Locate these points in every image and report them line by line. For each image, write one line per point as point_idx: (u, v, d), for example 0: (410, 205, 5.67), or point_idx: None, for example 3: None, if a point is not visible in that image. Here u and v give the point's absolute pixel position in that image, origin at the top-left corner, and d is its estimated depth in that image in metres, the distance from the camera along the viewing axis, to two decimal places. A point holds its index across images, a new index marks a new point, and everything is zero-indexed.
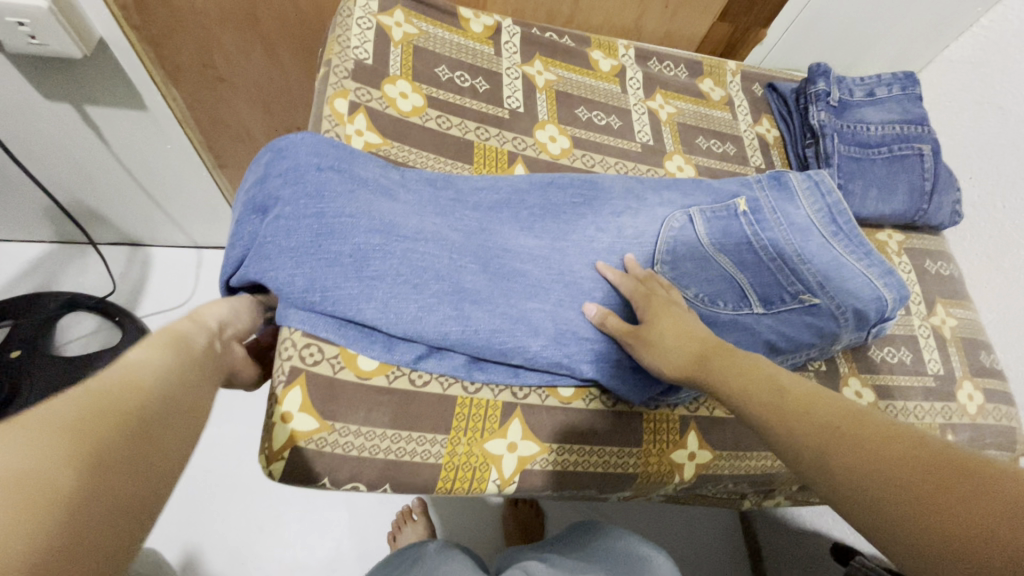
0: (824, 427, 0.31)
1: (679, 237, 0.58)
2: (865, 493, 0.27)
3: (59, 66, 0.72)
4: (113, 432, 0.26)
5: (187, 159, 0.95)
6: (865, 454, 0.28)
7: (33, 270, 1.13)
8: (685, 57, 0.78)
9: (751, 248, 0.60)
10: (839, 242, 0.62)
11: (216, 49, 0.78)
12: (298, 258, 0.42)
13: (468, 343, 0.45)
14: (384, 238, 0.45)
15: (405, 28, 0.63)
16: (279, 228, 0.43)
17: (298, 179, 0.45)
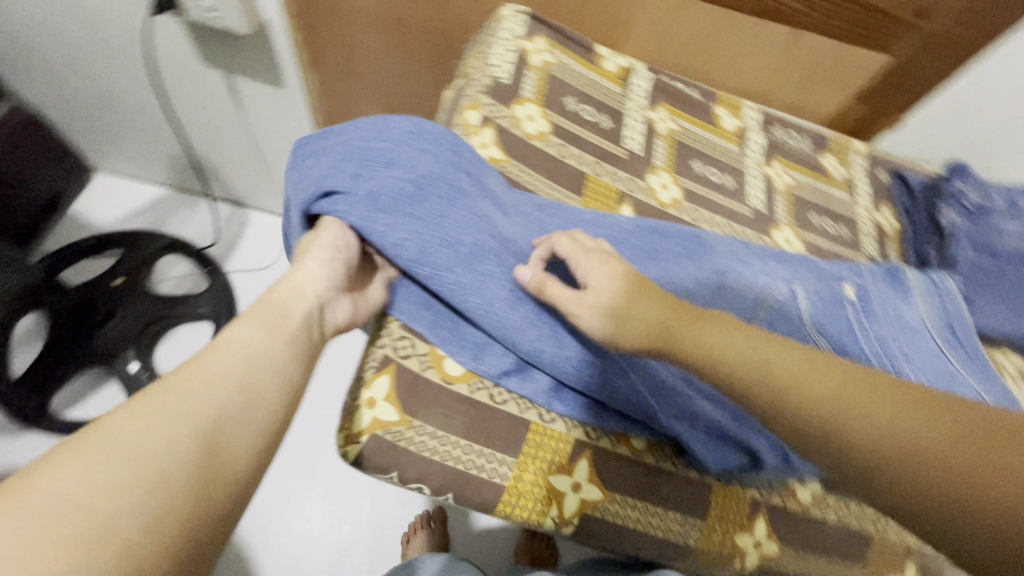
0: (831, 392, 0.30)
1: (782, 309, 0.55)
2: (898, 468, 0.27)
3: (224, 37, 0.79)
4: (186, 437, 0.27)
5: (306, 138, 1.02)
6: (884, 419, 0.28)
7: (147, 209, 1.24)
8: (810, 129, 0.76)
9: (856, 340, 0.56)
10: (949, 350, 0.60)
11: (359, 46, 0.83)
12: (414, 235, 0.43)
13: (559, 362, 0.45)
14: (499, 244, 0.46)
15: (543, 56, 0.65)
16: (401, 199, 0.43)
17: (421, 155, 0.45)
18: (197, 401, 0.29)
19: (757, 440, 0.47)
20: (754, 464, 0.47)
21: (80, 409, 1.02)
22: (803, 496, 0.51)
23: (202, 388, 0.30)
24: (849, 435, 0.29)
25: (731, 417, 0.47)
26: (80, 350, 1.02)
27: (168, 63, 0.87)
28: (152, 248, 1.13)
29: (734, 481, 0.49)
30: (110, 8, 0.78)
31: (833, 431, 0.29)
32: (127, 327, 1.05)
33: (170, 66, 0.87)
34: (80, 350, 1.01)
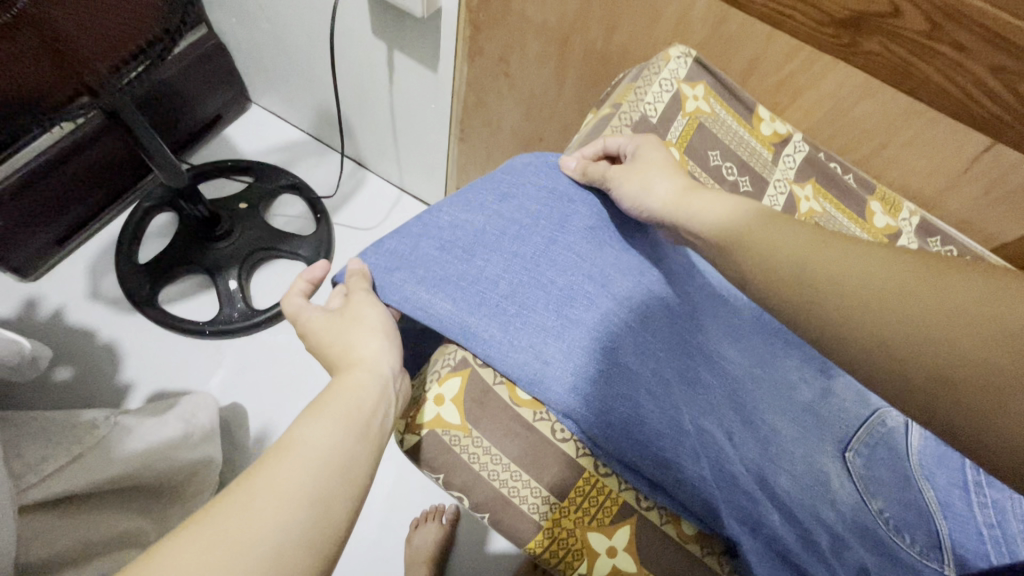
0: (879, 284, 0.35)
1: (886, 435, 0.50)
2: (942, 341, 0.32)
3: (398, 13, 0.84)
4: (292, 487, 0.30)
5: (441, 122, 1.06)
6: (922, 302, 0.34)
7: (287, 149, 1.35)
8: (975, 251, 0.67)
9: (969, 496, 0.48)
10: None
11: (517, 50, 0.84)
12: (494, 277, 0.46)
13: (627, 430, 0.42)
14: (596, 289, 0.46)
15: (699, 104, 0.62)
16: (471, 244, 0.47)
17: (511, 210, 0.49)
18: (303, 458, 0.32)
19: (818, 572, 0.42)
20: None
21: (180, 307, 1.14)
22: None
23: (305, 444, 0.33)
24: (886, 322, 0.34)
25: (792, 537, 0.43)
26: (195, 255, 1.12)
27: (344, 25, 0.94)
28: (277, 184, 1.23)
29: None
30: None
31: (874, 325, 0.34)
32: (238, 248, 1.15)
33: (344, 27, 0.95)
34: (195, 256, 1.12)
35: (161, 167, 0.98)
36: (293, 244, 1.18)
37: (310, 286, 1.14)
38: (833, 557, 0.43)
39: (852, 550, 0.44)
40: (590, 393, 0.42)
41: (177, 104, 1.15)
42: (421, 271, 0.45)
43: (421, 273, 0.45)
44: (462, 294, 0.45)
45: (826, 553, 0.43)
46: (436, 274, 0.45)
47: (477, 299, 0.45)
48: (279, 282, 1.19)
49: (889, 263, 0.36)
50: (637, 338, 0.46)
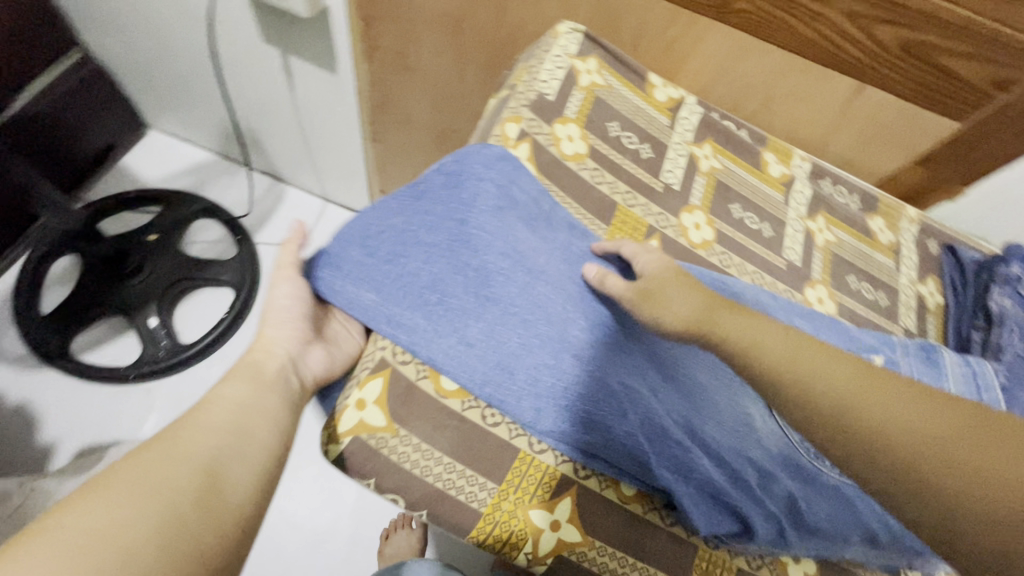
0: (914, 416, 0.32)
1: None
2: (936, 447, 0.31)
3: (284, 16, 0.81)
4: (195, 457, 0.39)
5: (351, 125, 1.03)
6: (963, 444, 0.30)
7: (193, 173, 1.27)
8: (861, 187, 0.73)
9: None
10: None
11: (414, 42, 0.83)
12: (413, 264, 0.45)
13: (558, 393, 0.43)
14: (510, 265, 0.45)
15: (593, 77, 0.64)
16: (391, 235, 0.46)
17: (429, 196, 0.48)
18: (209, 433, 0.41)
19: (750, 513, 0.44)
20: (745, 530, 0.45)
21: (98, 354, 1.05)
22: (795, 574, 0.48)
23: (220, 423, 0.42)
24: (925, 455, 0.31)
25: (728, 484, 0.45)
26: (106, 297, 1.05)
27: (229, 34, 0.89)
28: (190, 210, 1.16)
29: (718, 547, 0.46)
30: None
31: (868, 418, 0.33)
32: (154, 283, 1.08)
33: (230, 36, 0.90)
34: (106, 298, 1.05)
35: None
36: (215, 270, 1.12)
37: (241, 310, 1.08)
38: (763, 490, 0.46)
39: (780, 482, 0.47)
40: (516, 370, 0.43)
41: (60, 138, 1.06)
42: (349, 263, 0.46)
43: (349, 267, 0.46)
44: (384, 282, 0.44)
45: (756, 491, 0.45)
46: (361, 269, 0.45)
47: (400, 291, 0.44)
48: (206, 312, 1.13)
49: (921, 399, 0.33)
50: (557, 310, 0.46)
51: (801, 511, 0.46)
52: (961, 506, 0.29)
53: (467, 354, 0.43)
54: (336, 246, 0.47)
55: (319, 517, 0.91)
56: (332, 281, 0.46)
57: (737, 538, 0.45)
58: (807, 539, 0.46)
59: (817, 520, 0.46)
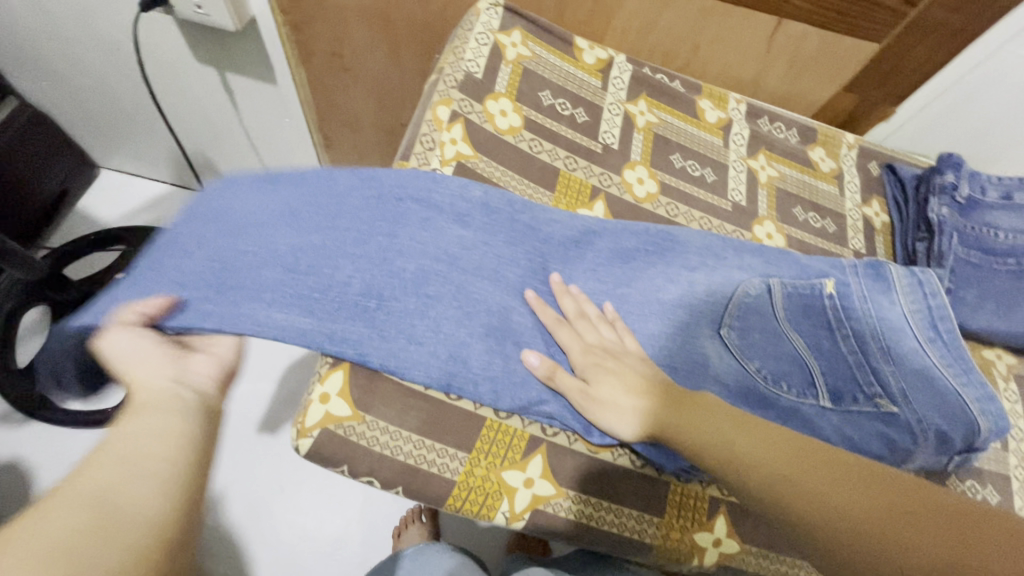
0: (867, 510, 0.31)
1: (753, 304, 0.57)
2: (875, 534, 0.30)
3: (214, 34, 0.81)
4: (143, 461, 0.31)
5: (301, 134, 1.03)
6: (908, 536, 0.30)
7: (153, 207, 1.27)
8: (798, 121, 0.74)
9: (831, 334, 0.57)
10: (935, 350, 0.57)
11: (346, 42, 0.83)
12: (342, 273, 0.45)
13: (508, 376, 0.45)
14: (446, 266, 0.47)
15: (519, 50, 0.64)
16: (307, 251, 0.47)
17: (339, 209, 0.49)
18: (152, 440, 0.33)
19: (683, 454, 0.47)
20: None
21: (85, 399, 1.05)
22: None
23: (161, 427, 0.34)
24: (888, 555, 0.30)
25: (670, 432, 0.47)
26: None
27: (162, 61, 0.89)
28: None
29: (688, 480, 0.48)
30: (103, 8, 0.79)
31: (805, 506, 0.33)
32: None
33: (164, 63, 0.89)
34: None
35: (13, 262, 0.90)
36: None
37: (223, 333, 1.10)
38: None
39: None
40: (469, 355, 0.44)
41: (10, 190, 1.05)
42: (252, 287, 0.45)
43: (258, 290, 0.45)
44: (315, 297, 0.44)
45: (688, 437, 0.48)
46: (278, 288, 0.45)
47: (334, 306, 0.44)
48: None
49: (869, 487, 0.33)
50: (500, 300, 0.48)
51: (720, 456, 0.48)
52: None
53: (417, 351, 0.44)
54: (214, 281, 0.46)
55: (329, 522, 0.92)
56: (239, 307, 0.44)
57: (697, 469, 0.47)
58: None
59: None
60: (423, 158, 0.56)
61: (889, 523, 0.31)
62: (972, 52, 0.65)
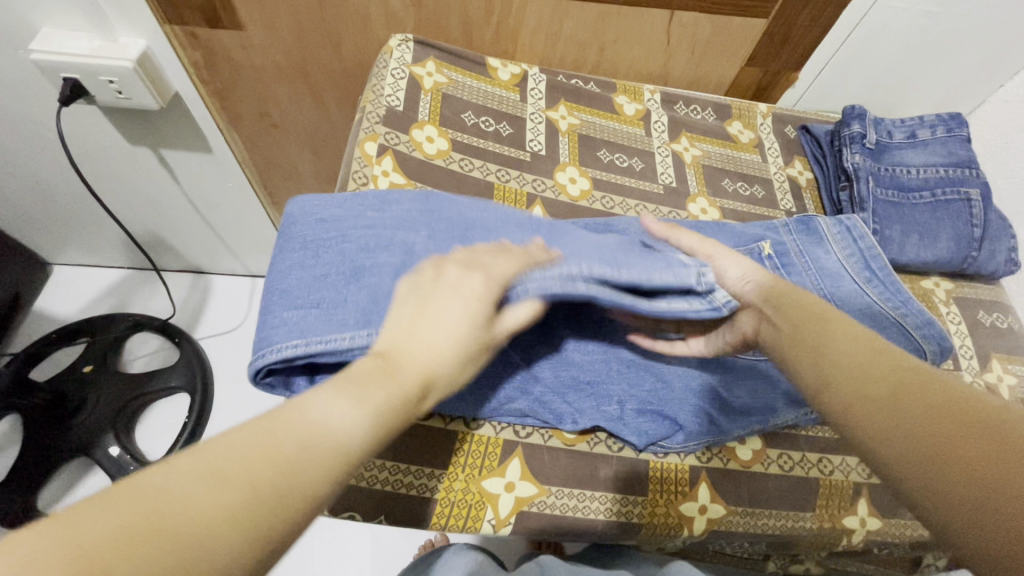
0: (918, 414, 0.29)
1: None
2: (907, 432, 0.29)
3: (140, 115, 0.81)
4: (280, 466, 0.25)
5: (246, 196, 1.04)
6: (951, 432, 0.27)
7: (111, 294, 1.25)
8: (711, 100, 0.79)
9: None
10: (873, 288, 0.60)
11: (272, 99, 0.86)
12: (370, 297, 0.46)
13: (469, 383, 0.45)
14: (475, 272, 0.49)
15: (435, 78, 0.67)
16: (310, 282, 0.47)
17: (348, 233, 0.50)
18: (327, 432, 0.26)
19: (741, 391, 0.50)
20: (680, 430, 0.48)
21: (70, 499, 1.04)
22: (744, 453, 0.52)
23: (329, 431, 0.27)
24: (951, 494, 0.26)
25: (719, 377, 0.50)
26: (59, 443, 1.01)
27: (93, 149, 0.88)
28: (118, 330, 1.14)
29: (661, 455, 0.49)
30: (24, 108, 0.79)
31: (852, 400, 0.32)
32: (103, 413, 1.05)
33: (95, 149, 0.88)
34: (59, 444, 1.01)
35: None
36: (163, 377, 1.10)
37: (204, 401, 1.08)
38: (681, 388, 0.49)
39: (697, 375, 0.49)
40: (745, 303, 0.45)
41: None
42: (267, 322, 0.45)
43: (278, 325, 0.44)
44: (345, 324, 0.44)
45: (734, 374, 0.51)
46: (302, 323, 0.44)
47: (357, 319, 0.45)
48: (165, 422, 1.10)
49: (931, 393, 0.29)
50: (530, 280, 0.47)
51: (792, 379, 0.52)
52: (943, 510, 0.26)
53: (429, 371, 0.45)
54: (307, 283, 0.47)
55: None
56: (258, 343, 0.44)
57: (666, 440, 0.49)
58: (739, 420, 0.49)
59: (741, 400, 0.50)
60: None
61: (939, 428, 0.28)
62: (849, 13, 0.71)
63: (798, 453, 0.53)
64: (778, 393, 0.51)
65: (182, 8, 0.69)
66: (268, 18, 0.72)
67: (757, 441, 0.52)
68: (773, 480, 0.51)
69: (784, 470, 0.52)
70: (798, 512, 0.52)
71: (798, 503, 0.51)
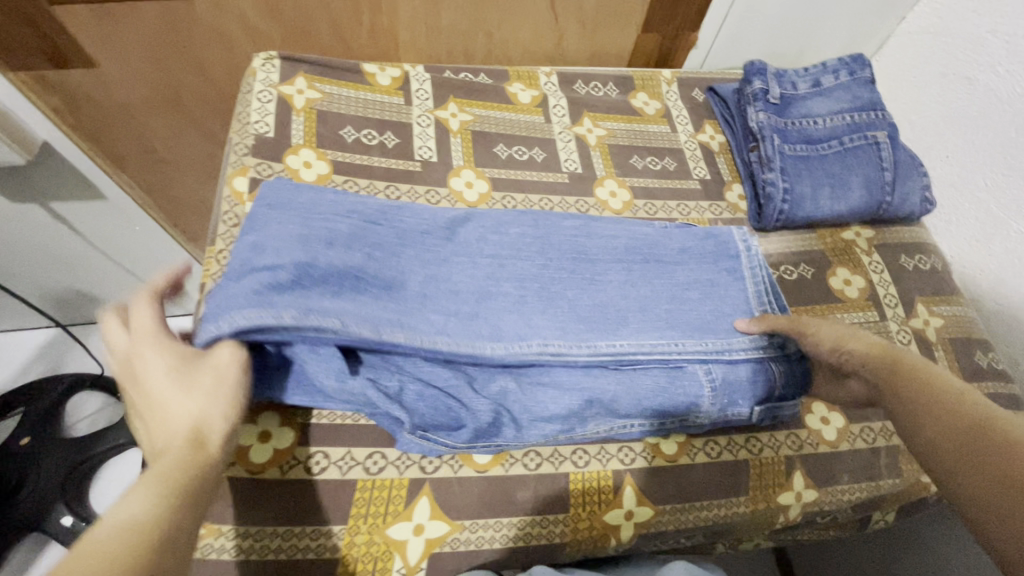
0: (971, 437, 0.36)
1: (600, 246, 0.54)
2: (982, 447, 0.35)
3: (13, 173, 0.72)
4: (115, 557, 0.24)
5: (158, 240, 0.96)
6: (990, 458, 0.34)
7: (24, 360, 1.05)
8: (612, 75, 0.76)
9: (644, 285, 0.52)
10: (746, 283, 0.54)
11: (152, 135, 0.79)
12: (431, 312, 0.45)
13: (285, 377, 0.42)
14: (588, 282, 0.51)
15: (307, 95, 0.62)
16: (395, 266, 0.47)
17: (478, 258, 0.50)
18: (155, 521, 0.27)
19: (566, 394, 0.45)
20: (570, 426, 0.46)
21: None
22: (668, 448, 0.50)
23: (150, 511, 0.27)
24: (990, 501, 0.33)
25: (610, 383, 0.46)
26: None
27: None
28: (57, 393, 0.96)
29: (441, 454, 0.45)
30: None
31: (936, 427, 0.38)
32: (49, 484, 0.88)
33: None
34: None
35: None
36: (108, 439, 0.93)
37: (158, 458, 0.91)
38: (475, 387, 0.45)
39: (496, 380, 0.46)
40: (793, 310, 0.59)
41: None
42: (244, 294, 0.40)
43: (289, 301, 0.40)
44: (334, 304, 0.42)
45: (622, 377, 0.47)
46: (332, 308, 0.41)
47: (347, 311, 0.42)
48: None
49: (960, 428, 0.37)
50: (566, 314, 0.49)
51: (735, 372, 0.49)
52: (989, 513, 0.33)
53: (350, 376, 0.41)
54: (353, 255, 0.45)
55: None
56: (225, 313, 0.39)
57: (449, 436, 0.44)
58: (538, 426, 0.45)
59: (555, 410, 0.45)
60: (229, 237, 0.53)
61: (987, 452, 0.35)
62: None
63: (725, 437, 0.52)
64: (708, 388, 0.48)
65: (19, 53, 0.61)
66: (119, 52, 0.66)
67: (682, 432, 0.50)
68: (701, 470, 0.50)
69: (712, 457, 0.50)
70: (732, 498, 0.50)
71: (728, 489, 0.50)
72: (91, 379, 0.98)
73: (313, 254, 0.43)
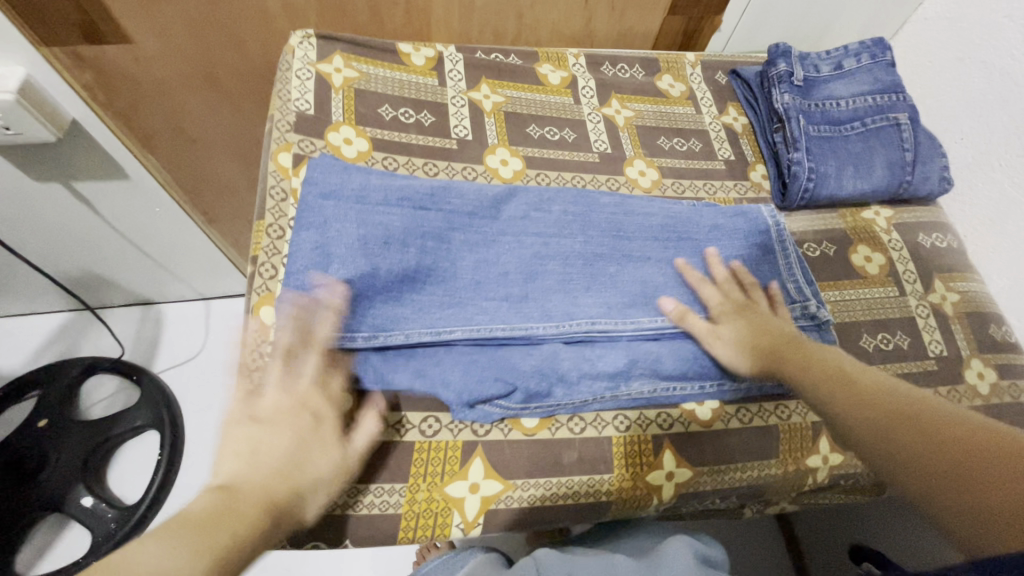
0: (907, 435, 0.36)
1: (636, 222, 0.56)
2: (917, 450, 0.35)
3: (38, 150, 0.72)
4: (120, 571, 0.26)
5: (179, 221, 0.96)
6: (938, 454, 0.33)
7: (43, 342, 1.06)
8: (638, 57, 0.77)
9: (680, 259, 0.55)
10: (773, 257, 0.57)
11: (183, 112, 0.79)
12: (483, 300, 0.49)
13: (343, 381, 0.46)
14: (626, 258, 0.54)
15: (345, 73, 0.63)
16: (449, 249, 0.50)
17: (522, 236, 0.52)
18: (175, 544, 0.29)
19: (612, 358, 0.49)
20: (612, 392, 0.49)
21: (50, 562, 0.86)
22: (703, 414, 0.52)
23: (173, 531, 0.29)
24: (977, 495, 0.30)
25: (652, 348, 0.51)
26: (19, 507, 0.85)
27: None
28: (71, 375, 0.97)
29: (495, 419, 0.47)
30: None
31: (875, 428, 0.38)
32: (69, 463, 0.89)
33: None
34: (23, 505, 0.85)
35: None
36: (125, 419, 0.94)
37: (175, 438, 0.93)
38: (525, 352, 0.48)
39: (546, 346, 0.49)
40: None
41: None
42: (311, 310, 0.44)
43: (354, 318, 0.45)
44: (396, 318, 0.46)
45: (665, 345, 0.51)
46: (396, 318, 0.46)
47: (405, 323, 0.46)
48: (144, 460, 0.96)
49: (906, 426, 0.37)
50: (609, 288, 0.52)
51: None
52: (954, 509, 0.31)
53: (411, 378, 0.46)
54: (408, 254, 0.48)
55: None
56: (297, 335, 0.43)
57: (504, 399, 0.47)
58: (587, 385, 0.48)
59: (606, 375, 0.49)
60: (278, 213, 0.54)
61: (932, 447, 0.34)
62: None
63: (755, 404, 0.54)
64: None
65: (57, 26, 0.62)
66: (157, 26, 0.66)
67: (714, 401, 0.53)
68: (735, 434, 0.52)
69: (744, 423, 0.53)
70: (763, 461, 0.53)
71: (761, 452, 0.52)
72: (105, 362, 0.98)
73: (371, 259, 0.46)
